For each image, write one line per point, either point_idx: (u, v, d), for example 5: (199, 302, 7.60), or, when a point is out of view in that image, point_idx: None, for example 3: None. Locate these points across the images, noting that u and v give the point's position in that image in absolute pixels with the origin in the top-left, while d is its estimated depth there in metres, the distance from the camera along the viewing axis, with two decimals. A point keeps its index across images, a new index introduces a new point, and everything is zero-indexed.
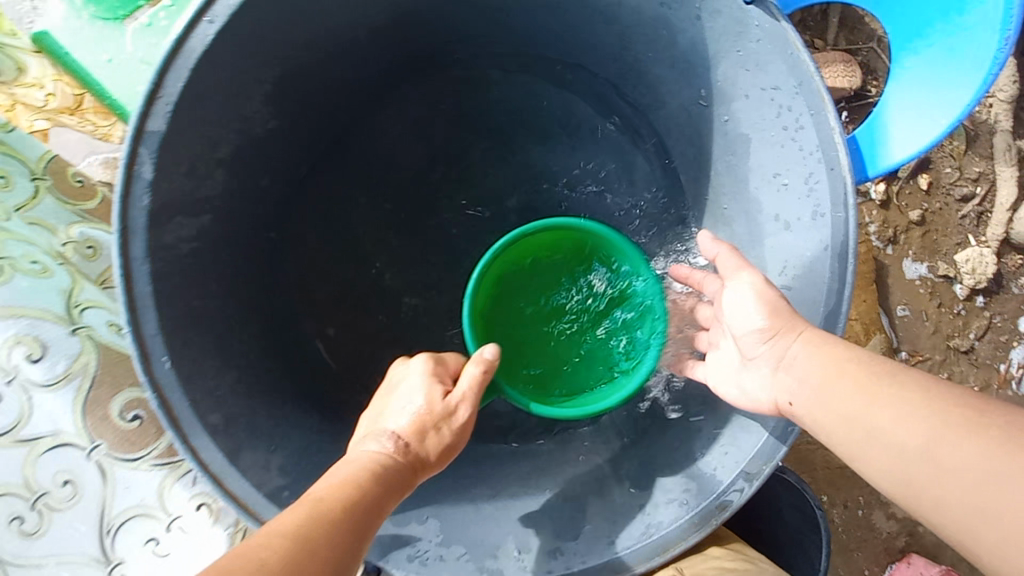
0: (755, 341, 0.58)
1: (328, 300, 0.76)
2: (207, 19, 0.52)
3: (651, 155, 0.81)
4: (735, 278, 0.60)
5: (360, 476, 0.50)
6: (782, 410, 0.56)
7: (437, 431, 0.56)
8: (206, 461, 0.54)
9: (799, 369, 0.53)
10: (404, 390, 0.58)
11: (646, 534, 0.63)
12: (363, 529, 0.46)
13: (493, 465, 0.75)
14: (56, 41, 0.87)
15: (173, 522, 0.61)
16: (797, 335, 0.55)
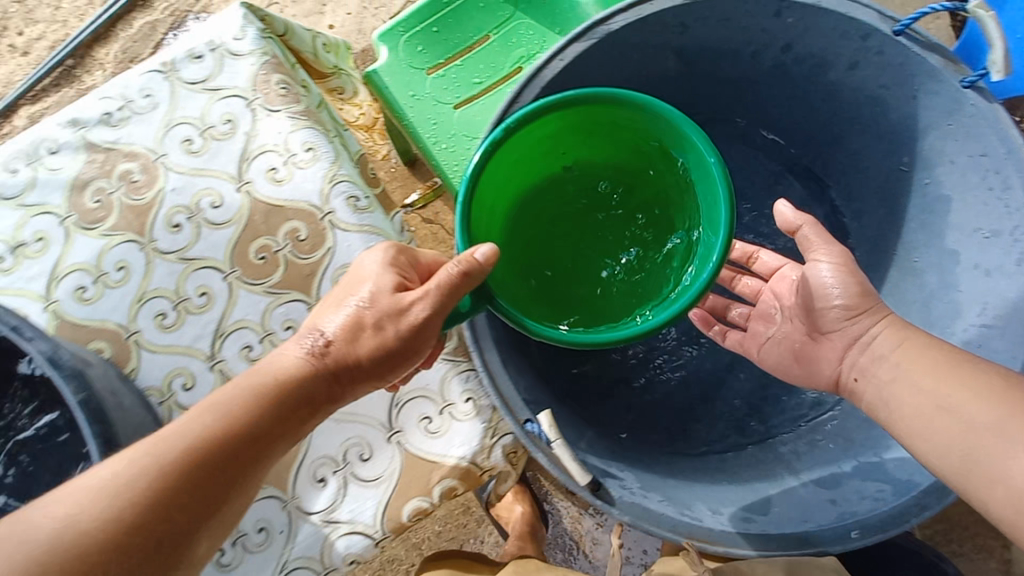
0: (836, 318, 0.71)
1: None
2: (558, 59, 0.75)
3: (839, 217, 0.94)
4: (822, 258, 0.71)
5: (252, 397, 0.54)
6: (844, 380, 0.73)
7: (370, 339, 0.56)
8: (486, 359, 0.71)
9: (877, 347, 0.69)
10: (359, 279, 0.59)
11: (841, 518, 0.70)
12: (225, 464, 0.52)
13: (672, 455, 0.83)
14: (382, 79, 1.18)
15: (445, 408, 0.74)
16: (877, 323, 0.69)
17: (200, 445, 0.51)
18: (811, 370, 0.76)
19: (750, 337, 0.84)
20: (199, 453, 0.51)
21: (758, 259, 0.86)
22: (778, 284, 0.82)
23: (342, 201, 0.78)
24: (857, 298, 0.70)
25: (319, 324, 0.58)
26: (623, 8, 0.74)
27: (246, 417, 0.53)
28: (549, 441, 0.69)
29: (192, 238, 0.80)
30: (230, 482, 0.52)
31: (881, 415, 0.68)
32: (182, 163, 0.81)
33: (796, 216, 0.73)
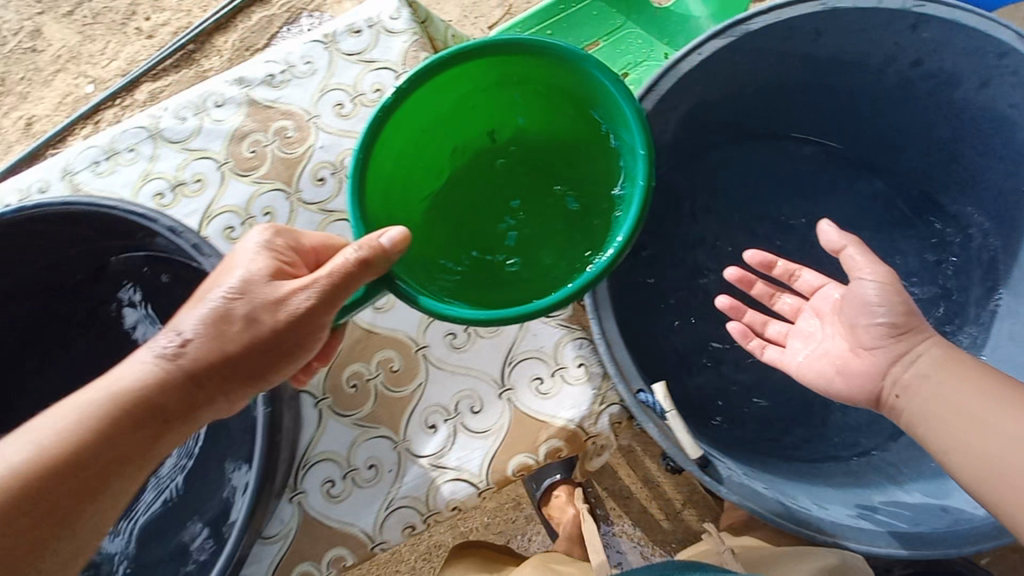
0: (881, 335, 0.73)
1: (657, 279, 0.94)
2: (697, 52, 0.79)
3: (949, 237, 0.95)
4: (870, 275, 0.73)
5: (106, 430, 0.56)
6: (881, 397, 0.74)
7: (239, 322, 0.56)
8: (604, 327, 0.74)
9: (920, 364, 0.71)
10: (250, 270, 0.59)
11: (955, 523, 0.70)
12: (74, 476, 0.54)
13: (770, 457, 0.84)
14: None
15: (557, 370, 0.77)
16: (918, 342, 0.72)
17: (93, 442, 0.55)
18: (851, 386, 0.75)
19: (787, 354, 0.81)
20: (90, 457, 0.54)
21: (799, 278, 0.85)
22: (821, 303, 0.82)
23: None
24: (903, 317, 0.72)
25: (221, 288, 0.56)
26: (764, 9, 0.78)
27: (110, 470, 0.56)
28: (663, 412, 0.71)
29: (334, 192, 0.86)
30: (116, 475, 0.56)
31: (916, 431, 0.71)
32: (332, 124, 0.87)
33: (841, 236, 0.76)
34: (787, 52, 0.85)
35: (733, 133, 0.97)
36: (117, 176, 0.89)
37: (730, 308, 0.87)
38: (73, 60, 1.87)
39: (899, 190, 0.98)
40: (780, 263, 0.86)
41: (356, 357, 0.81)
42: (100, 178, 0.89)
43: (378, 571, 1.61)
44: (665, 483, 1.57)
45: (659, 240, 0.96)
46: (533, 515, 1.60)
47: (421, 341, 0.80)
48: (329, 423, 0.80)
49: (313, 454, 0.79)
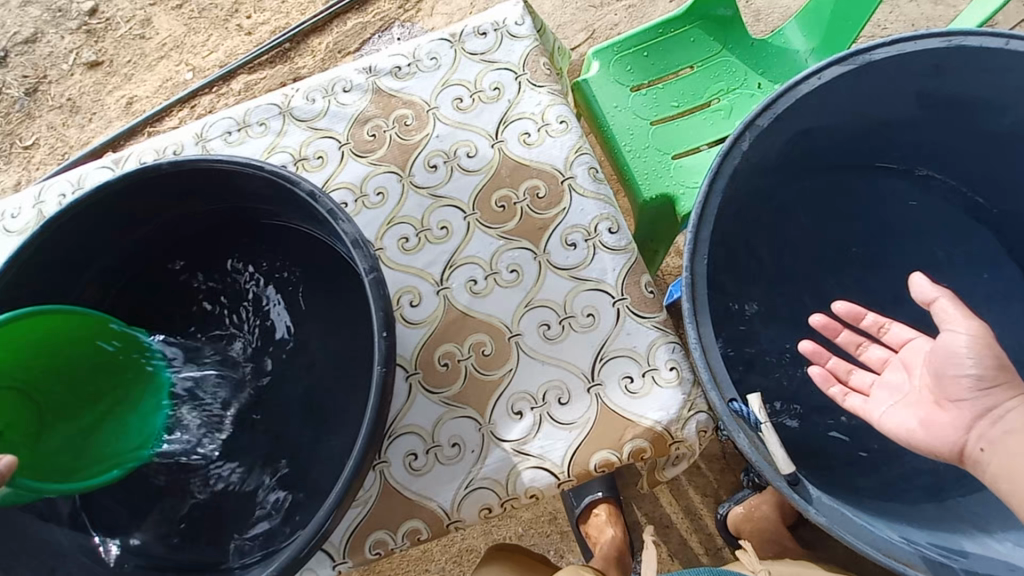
0: (968, 388, 0.70)
1: (741, 299, 0.95)
2: (817, 76, 0.83)
3: None
4: (955, 326, 0.70)
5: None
6: (966, 453, 0.71)
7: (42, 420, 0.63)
8: (701, 333, 0.75)
9: (1008, 422, 0.68)
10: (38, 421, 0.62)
11: None
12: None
13: (848, 492, 0.82)
14: (591, 88, 1.31)
15: (648, 371, 0.76)
16: (1007, 401, 0.69)
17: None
18: (935, 439, 0.72)
19: (868, 403, 0.79)
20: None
21: (888, 330, 0.82)
22: (910, 357, 0.78)
23: (584, 169, 0.88)
24: (993, 371, 0.69)
25: None
26: (888, 41, 0.82)
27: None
28: (756, 423, 0.70)
29: (444, 179, 0.91)
30: None
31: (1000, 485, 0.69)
32: (451, 116, 0.94)
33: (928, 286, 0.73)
34: (895, 85, 0.88)
35: (826, 164, 0.99)
36: (247, 146, 0.98)
37: (813, 352, 0.87)
38: (176, 48, 2.01)
39: (990, 236, 0.99)
40: (870, 314, 0.85)
41: (450, 337, 0.83)
42: (233, 147, 0.98)
43: (407, 567, 1.56)
44: (707, 517, 1.50)
45: (749, 259, 0.96)
46: (568, 532, 1.54)
47: (515, 328, 0.82)
48: (418, 397, 0.79)
49: (398, 426, 0.78)
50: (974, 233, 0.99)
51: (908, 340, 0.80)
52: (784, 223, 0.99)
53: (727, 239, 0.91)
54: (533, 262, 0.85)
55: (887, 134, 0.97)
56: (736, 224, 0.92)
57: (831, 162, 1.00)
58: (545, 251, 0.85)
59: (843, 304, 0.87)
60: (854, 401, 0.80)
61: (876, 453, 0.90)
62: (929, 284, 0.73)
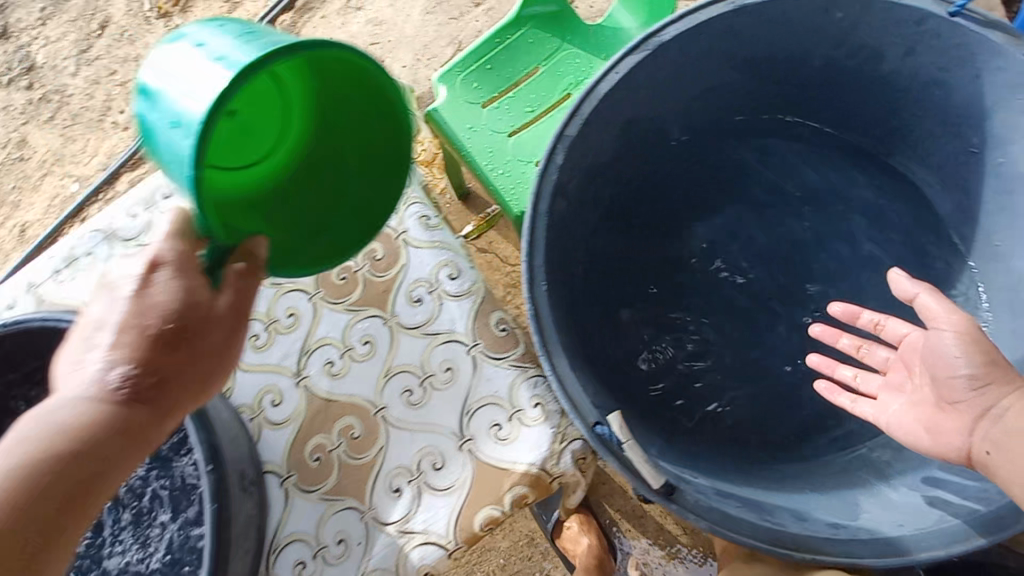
0: (963, 388, 0.67)
1: (619, 298, 0.92)
2: (614, 71, 0.81)
3: (912, 203, 0.90)
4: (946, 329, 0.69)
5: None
6: (974, 456, 0.66)
7: (156, 297, 0.51)
8: (555, 364, 0.73)
9: (1010, 420, 0.64)
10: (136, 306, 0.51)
11: (942, 521, 0.64)
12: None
13: (751, 468, 0.81)
14: (442, 116, 1.28)
15: (515, 414, 0.74)
16: (1005, 399, 0.65)
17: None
18: (938, 443, 0.68)
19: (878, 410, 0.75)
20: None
21: (884, 327, 0.78)
22: (909, 354, 0.75)
23: (415, 220, 0.86)
24: (985, 368, 0.66)
25: None
26: (672, 19, 0.80)
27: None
28: (620, 444, 0.68)
29: None
30: None
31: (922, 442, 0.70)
32: None
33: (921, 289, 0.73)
34: (711, 53, 0.86)
35: (671, 142, 0.96)
36: (77, 282, 0.93)
37: (819, 364, 0.83)
38: None
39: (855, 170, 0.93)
40: (867, 313, 0.82)
41: (318, 428, 0.79)
42: (62, 287, 0.93)
43: None
44: None
45: (617, 258, 0.93)
46: (548, 550, 1.49)
47: (380, 402, 0.79)
48: (295, 500, 0.76)
49: (282, 537, 0.75)
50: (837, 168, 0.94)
51: (906, 335, 0.77)
52: (644, 210, 0.96)
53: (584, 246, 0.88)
54: (384, 327, 0.82)
55: (727, 98, 0.94)
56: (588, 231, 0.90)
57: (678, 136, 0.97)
58: (393, 313, 0.82)
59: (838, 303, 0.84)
60: (867, 410, 0.76)
61: (787, 421, 0.86)
62: (909, 281, 0.73)
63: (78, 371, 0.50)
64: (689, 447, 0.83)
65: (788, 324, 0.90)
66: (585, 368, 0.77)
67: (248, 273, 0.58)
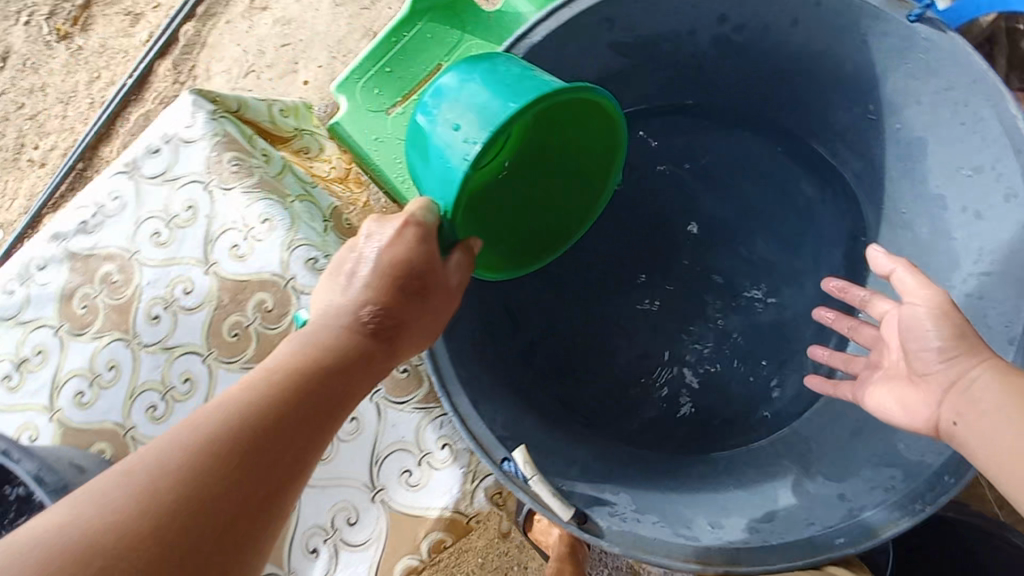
0: (931, 360, 0.63)
1: (533, 311, 0.89)
2: None
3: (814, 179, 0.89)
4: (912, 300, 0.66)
5: (176, 467, 0.41)
6: (946, 430, 0.62)
7: (368, 272, 0.56)
8: (456, 403, 0.70)
9: (981, 391, 0.60)
10: (367, 267, 0.56)
11: (851, 516, 0.64)
12: (180, 546, 0.38)
13: (676, 467, 0.81)
14: (345, 130, 1.18)
15: (424, 458, 0.72)
16: (978, 366, 0.60)
17: (107, 539, 0.37)
18: (910, 417, 0.65)
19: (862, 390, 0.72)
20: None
21: (872, 303, 0.74)
22: (888, 329, 0.71)
23: (301, 264, 0.80)
24: (953, 339, 0.62)
25: None
26: (539, 18, 0.74)
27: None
28: (526, 479, 0.66)
29: (170, 328, 0.82)
30: None
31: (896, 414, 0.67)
32: (154, 256, 0.85)
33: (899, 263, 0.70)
34: (591, 44, 0.79)
35: None
36: None
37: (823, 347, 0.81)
38: None
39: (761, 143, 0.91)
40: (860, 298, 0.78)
41: None
42: None
43: None
44: None
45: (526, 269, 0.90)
46: None
47: None
48: None
49: None
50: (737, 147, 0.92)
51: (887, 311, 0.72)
52: None
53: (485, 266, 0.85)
54: None
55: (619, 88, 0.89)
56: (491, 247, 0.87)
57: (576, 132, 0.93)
58: None
59: (836, 278, 0.81)
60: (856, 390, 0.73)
61: (710, 409, 0.87)
62: (886, 255, 0.69)
63: (335, 309, 0.55)
64: (614, 454, 0.82)
65: (706, 314, 0.89)
66: (494, 397, 0.76)
67: (467, 253, 0.62)
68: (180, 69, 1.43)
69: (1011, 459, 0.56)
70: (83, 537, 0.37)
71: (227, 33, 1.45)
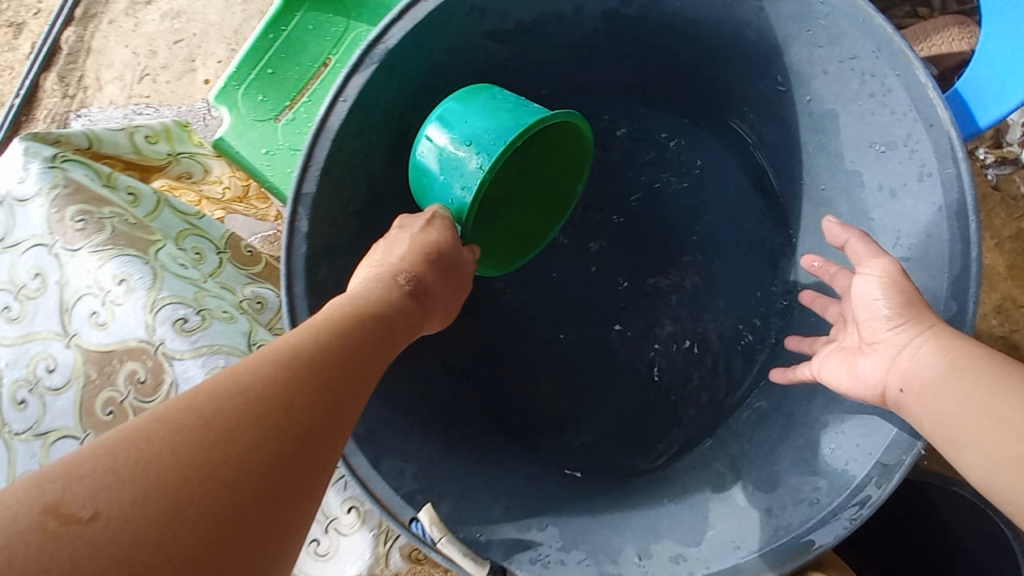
0: (879, 328, 0.59)
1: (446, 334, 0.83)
2: (341, 99, 0.63)
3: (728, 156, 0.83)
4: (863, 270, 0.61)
5: (268, 366, 0.43)
6: (889, 398, 0.58)
7: (404, 243, 0.64)
8: (353, 465, 0.64)
9: (926, 359, 0.54)
10: (398, 246, 0.64)
11: (775, 535, 0.63)
12: (274, 437, 0.40)
13: (608, 482, 0.78)
14: (230, 145, 1.04)
15: (330, 524, 0.67)
16: (922, 335, 0.55)
17: (179, 444, 0.37)
18: (855, 386, 0.61)
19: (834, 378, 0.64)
20: (171, 488, 0.35)
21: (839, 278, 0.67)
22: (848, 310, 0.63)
23: (167, 326, 0.71)
24: (902, 306, 0.57)
25: None
26: (392, 18, 0.62)
27: (132, 525, 0.33)
28: (432, 542, 0.63)
29: (39, 412, 0.74)
30: None
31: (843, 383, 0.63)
32: (10, 334, 0.76)
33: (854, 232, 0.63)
34: (464, 38, 0.69)
35: None
36: None
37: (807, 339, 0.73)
38: None
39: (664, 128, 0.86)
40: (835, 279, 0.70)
41: None
42: None
43: None
44: None
45: None
46: None
47: None
48: None
49: None
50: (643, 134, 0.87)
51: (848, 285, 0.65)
52: None
53: None
54: None
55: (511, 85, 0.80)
56: None
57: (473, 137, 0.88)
58: None
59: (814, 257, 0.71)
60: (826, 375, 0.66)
61: (644, 412, 0.84)
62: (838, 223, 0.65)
63: (377, 275, 0.61)
64: (545, 477, 0.78)
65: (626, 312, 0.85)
66: (405, 442, 0.70)
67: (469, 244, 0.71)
68: (68, 81, 1.34)
69: (951, 430, 0.51)
70: (187, 418, 0.38)
71: (112, 35, 1.36)
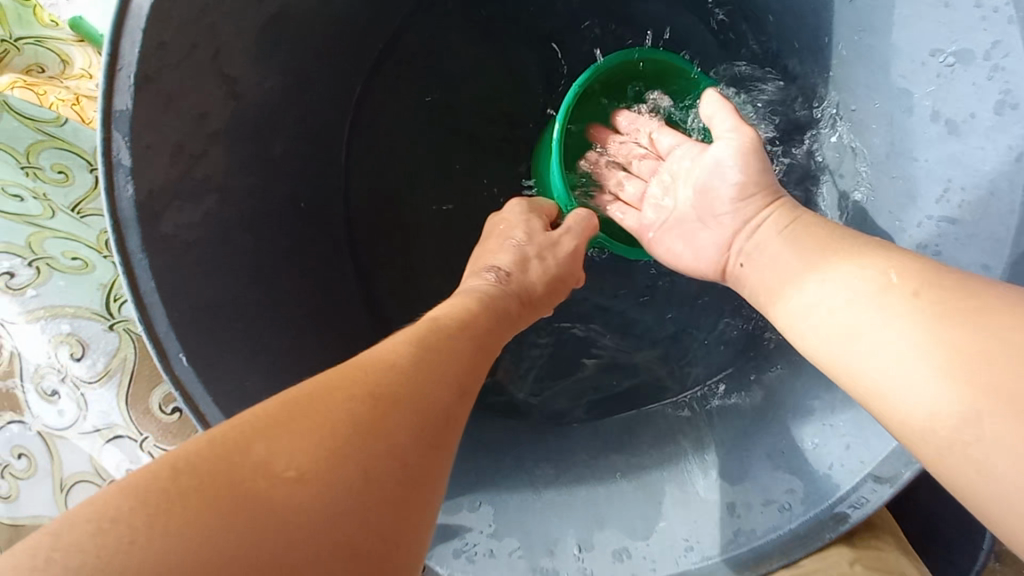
0: (727, 199, 0.54)
1: None
2: None
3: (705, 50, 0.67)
4: (727, 131, 0.53)
5: (408, 341, 0.40)
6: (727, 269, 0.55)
7: (490, 244, 0.61)
8: None
9: (769, 244, 0.51)
10: (504, 226, 0.62)
11: (734, 542, 0.52)
12: (430, 412, 0.35)
13: (560, 439, 0.68)
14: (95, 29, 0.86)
15: None
16: (768, 207, 0.52)
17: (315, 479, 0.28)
18: (692, 256, 0.58)
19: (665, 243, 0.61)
20: (345, 475, 0.29)
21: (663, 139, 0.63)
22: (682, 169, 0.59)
23: None
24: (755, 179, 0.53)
25: None
26: None
27: (336, 495, 0.28)
28: None
29: None
30: None
31: (681, 255, 0.59)
32: None
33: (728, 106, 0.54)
34: None
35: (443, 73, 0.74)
36: None
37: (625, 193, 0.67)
38: None
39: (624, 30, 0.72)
40: (666, 134, 0.63)
41: None
42: None
43: None
44: None
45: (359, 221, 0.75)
46: None
47: None
48: None
49: None
50: (613, 18, 0.72)
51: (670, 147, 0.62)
52: (387, 146, 0.75)
53: (276, 229, 0.64)
54: (31, 435, 0.60)
55: None
56: (288, 198, 0.66)
57: (385, 33, 0.71)
58: (32, 416, 0.59)
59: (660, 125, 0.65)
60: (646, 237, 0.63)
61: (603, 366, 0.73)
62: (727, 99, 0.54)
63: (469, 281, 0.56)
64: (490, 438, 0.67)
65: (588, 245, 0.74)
66: None
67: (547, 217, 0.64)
68: None
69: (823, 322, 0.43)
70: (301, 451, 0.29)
71: None
